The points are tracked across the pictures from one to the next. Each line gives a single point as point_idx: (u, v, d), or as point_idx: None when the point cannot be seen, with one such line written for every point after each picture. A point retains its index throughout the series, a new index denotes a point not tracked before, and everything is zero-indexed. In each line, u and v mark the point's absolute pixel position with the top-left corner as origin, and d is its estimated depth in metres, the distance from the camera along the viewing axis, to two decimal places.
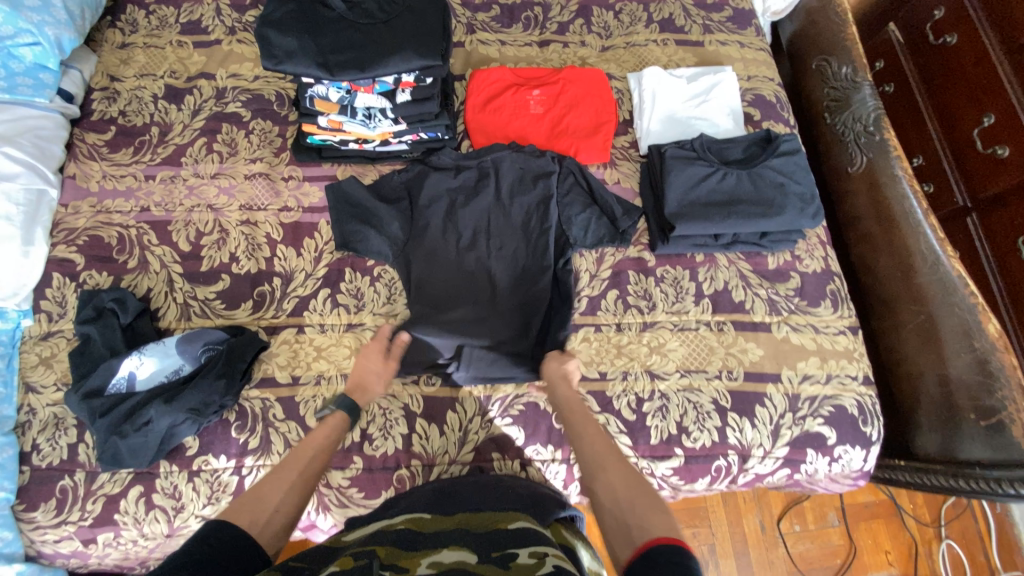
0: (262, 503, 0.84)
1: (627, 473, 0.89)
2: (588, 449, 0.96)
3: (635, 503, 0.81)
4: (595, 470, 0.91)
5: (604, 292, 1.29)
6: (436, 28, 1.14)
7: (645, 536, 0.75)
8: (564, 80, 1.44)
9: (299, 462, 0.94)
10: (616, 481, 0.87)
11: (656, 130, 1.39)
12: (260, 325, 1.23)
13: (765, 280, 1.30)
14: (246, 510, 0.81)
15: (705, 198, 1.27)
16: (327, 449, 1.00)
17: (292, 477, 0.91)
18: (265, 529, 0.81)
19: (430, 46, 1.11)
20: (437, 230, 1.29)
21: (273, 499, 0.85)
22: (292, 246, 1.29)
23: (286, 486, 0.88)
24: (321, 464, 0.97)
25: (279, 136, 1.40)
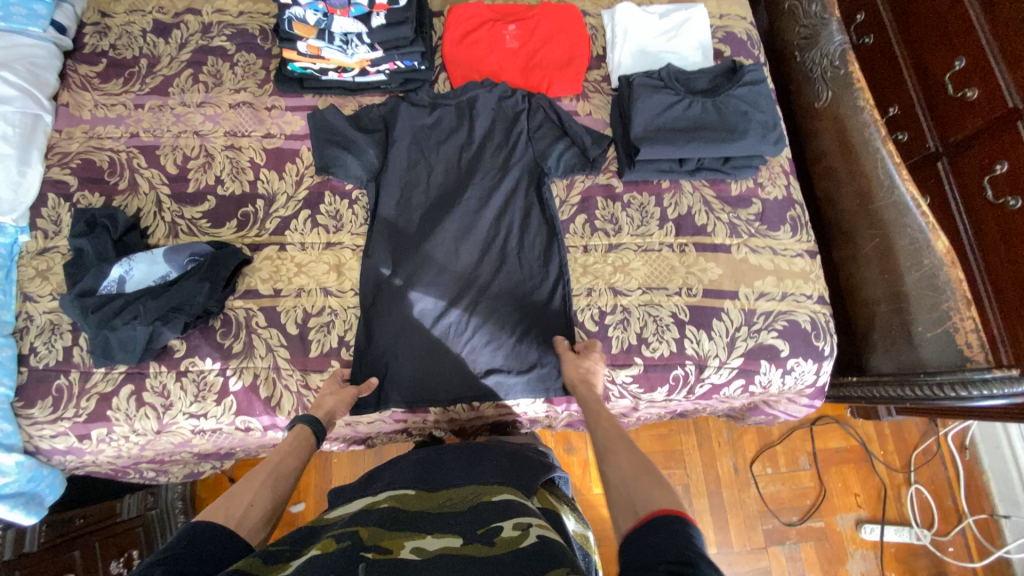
0: (237, 503, 0.84)
1: (637, 454, 0.92)
2: (602, 439, 0.99)
3: (640, 480, 0.85)
4: (604, 454, 0.95)
5: (574, 216, 1.34)
6: None
7: (649, 507, 0.77)
8: (538, 16, 1.48)
9: (269, 466, 0.93)
10: (624, 464, 0.90)
11: (628, 64, 1.44)
12: (244, 243, 1.29)
13: (727, 205, 1.35)
14: (228, 506, 0.83)
15: (670, 124, 1.31)
16: (294, 457, 0.98)
17: (263, 480, 0.90)
18: (240, 524, 0.82)
19: None
20: (413, 161, 1.34)
21: (246, 496, 0.86)
22: (274, 170, 1.35)
23: (257, 487, 0.88)
24: (291, 469, 0.95)
25: (263, 69, 1.45)
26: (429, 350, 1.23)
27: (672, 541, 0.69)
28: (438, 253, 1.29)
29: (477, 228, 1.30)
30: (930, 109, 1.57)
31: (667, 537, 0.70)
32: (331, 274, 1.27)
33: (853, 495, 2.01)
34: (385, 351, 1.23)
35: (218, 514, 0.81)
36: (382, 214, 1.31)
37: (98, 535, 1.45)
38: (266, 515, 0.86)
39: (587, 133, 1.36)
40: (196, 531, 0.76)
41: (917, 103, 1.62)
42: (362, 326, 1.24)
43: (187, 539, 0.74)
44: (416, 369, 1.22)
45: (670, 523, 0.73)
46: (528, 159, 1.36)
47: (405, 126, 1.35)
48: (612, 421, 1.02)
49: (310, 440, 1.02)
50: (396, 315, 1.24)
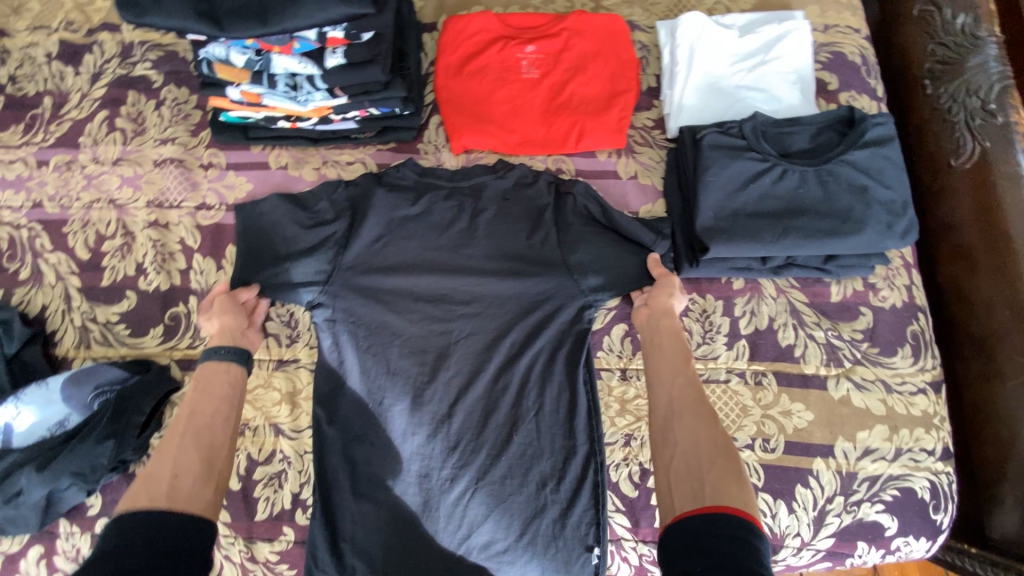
0: (159, 478, 0.75)
1: (710, 421, 0.78)
2: (668, 386, 0.84)
3: (712, 455, 0.73)
4: (671, 410, 0.81)
5: (611, 325, 1.01)
6: None
7: (721, 501, 0.67)
8: (568, 31, 1.07)
9: (194, 419, 0.83)
10: (695, 428, 0.77)
11: (693, 104, 1.02)
12: (174, 358, 1.00)
13: (824, 317, 0.97)
14: (150, 484, 0.74)
15: (752, 207, 0.92)
16: (218, 398, 0.86)
17: (181, 440, 0.80)
18: (174, 494, 0.73)
19: None
20: (390, 260, 1.00)
21: (166, 470, 0.76)
22: (210, 255, 1.02)
23: (184, 447, 0.79)
24: (218, 418, 0.84)
25: (197, 109, 1.09)
26: (414, 550, 0.91)
27: (738, 553, 0.61)
28: (427, 406, 0.95)
29: (478, 369, 0.97)
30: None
31: (735, 549, 0.61)
32: (285, 404, 0.98)
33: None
34: (356, 543, 0.91)
35: (143, 492, 0.73)
36: (353, 349, 0.96)
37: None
38: (202, 473, 0.78)
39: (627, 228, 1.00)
40: (126, 520, 0.68)
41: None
42: (325, 506, 0.92)
43: (120, 529, 0.67)
44: (390, 549, 0.91)
45: (741, 536, 0.63)
46: (556, 273, 0.99)
47: (381, 210, 1.01)
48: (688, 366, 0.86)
49: (227, 371, 0.89)
50: (372, 493, 0.93)
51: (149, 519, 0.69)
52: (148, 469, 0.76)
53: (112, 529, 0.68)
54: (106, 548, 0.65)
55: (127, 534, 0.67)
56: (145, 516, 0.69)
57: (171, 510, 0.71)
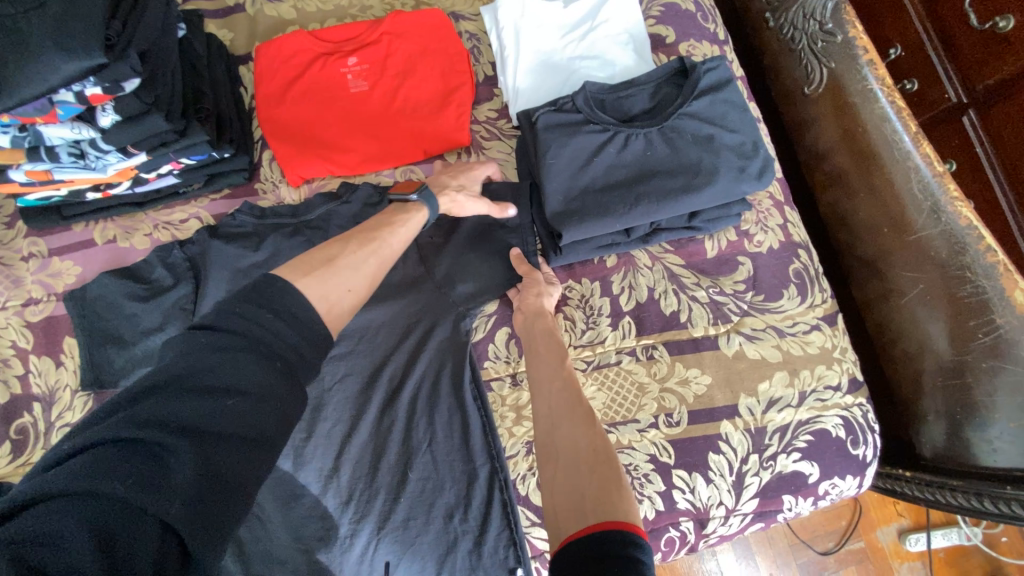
0: (325, 273, 0.66)
1: (592, 426, 0.70)
2: (547, 398, 0.77)
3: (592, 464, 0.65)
4: (552, 422, 0.73)
5: (494, 331, 0.94)
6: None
7: (603, 511, 0.57)
8: (388, 36, 1.01)
9: (361, 243, 0.74)
10: (576, 437, 0.69)
11: (528, 86, 0.97)
12: (28, 474, 0.90)
13: (703, 275, 0.94)
14: (321, 277, 0.65)
15: (601, 180, 0.88)
16: (399, 242, 0.78)
17: (356, 258, 0.72)
18: (332, 305, 0.63)
19: (84, 30, 0.66)
20: None
21: (343, 281, 0.67)
22: (49, 354, 0.93)
23: (360, 272, 0.71)
24: (387, 258, 0.76)
25: (9, 199, 0.99)
26: None
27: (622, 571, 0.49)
28: (313, 461, 0.89)
29: (361, 410, 0.91)
30: (945, 48, 1.11)
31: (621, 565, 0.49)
32: None
33: (892, 500, 1.35)
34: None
35: (312, 284, 0.63)
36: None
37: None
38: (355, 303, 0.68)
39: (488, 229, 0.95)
40: (247, 318, 0.56)
41: (924, 37, 1.14)
42: None
43: (230, 340, 0.54)
44: None
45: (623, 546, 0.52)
46: (425, 290, 0.95)
47: (222, 265, 0.93)
48: (567, 372, 0.80)
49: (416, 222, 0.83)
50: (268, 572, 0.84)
51: (279, 336, 0.56)
52: (312, 272, 0.65)
53: (236, 339, 0.54)
54: (179, 372, 0.51)
55: (248, 344, 0.54)
56: (282, 333, 0.57)
57: (315, 321, 0.60)
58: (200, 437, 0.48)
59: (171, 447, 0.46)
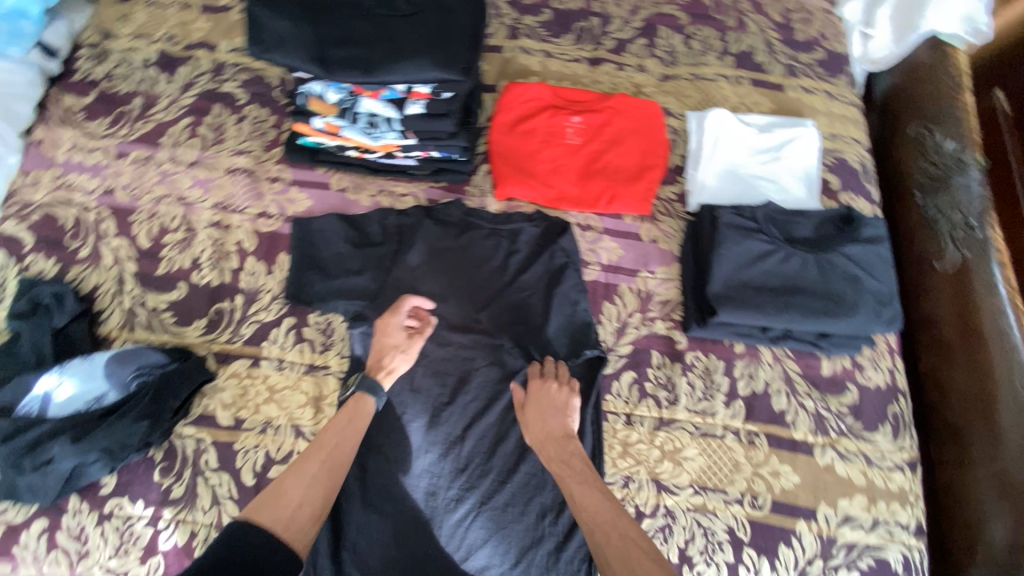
0: (285, 503, 0.81)
1: (631, 558, 0.78)
2: (587, 529, 0.84)
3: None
4: (603, 559, 0.80)
5: (620, 371, 1.07)
6: (463, 34, 0.92)
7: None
8: (611, 110, 1.23)
9: (319, 453, 0.89)
10: (625, 574, 0.77)
11: (712, 186, 1.17)
12: (211, 350, 1.05)
13: (815, 388, 1.07)
14: (275, 507, 0.80)
15: (759, 281, 1.04)
16: (351, 440, 0.92)
17: (318, 471, 0.86)
18: (288, 527, 0.78)
19: (453, 57, 0.89)
20: (429, 286, 1.10)
21: (296, 494, 0.82)
22: (264, 260, 1.11)
23: (317, 480, 0.86)
24: (347, 455, 0.91)
25: (274, 128, 1.21)
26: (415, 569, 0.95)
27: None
28: (442, 425, 1.02)
29: (495, 397, 1.04)
30: None
31: None
32: (308, 408, 1.03)
33: None
34: (354, 552, 0.95)
35: (265, 513, 0.78)
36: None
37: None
38: (318, 514, 0.83)
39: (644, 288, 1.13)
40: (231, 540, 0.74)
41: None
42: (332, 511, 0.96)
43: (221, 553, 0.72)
44: (390, 563, 0.95)
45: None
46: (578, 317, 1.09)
47: (425, 239, 1.13)
48: (592, 491, 0.88)
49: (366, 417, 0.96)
50: (381, 506, 0.97)
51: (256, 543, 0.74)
52: (261, 507, 0.79)
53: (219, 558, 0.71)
54: None
55: (244, 552, 0.73)
56: (258, 543, 0.74)
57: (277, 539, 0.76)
58: None
59: None
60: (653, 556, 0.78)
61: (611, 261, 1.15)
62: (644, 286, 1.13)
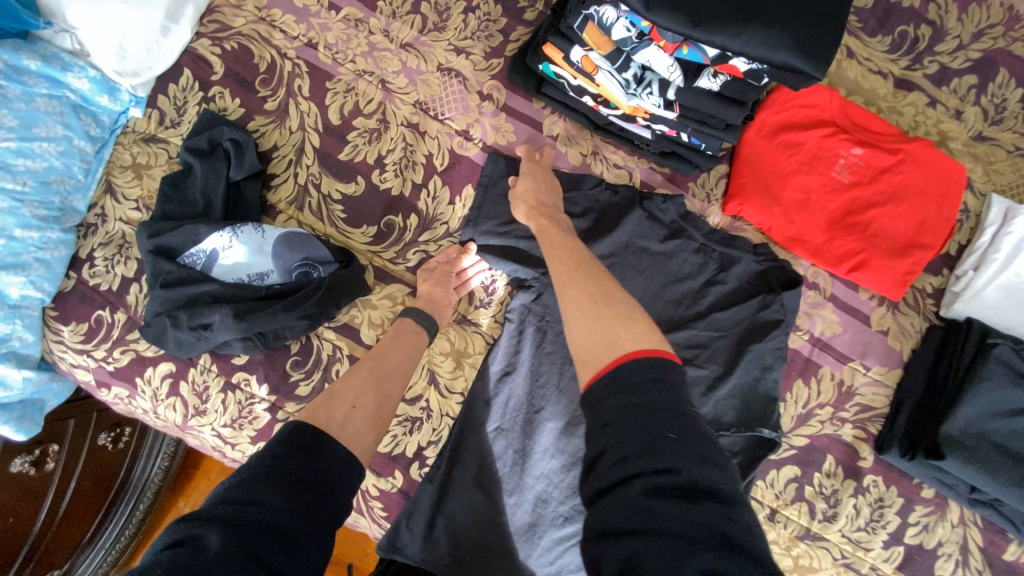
0: (336, 406, 0.72)
1: (587, 281, 0.74)
2: (557, 265, 0.79)
3: (605, 307, 0.68)
4: (563, 281, 0.75)
5: (785, 461, 0.93)
6: (824, 19, 0.71)
7: (618, 352, 0.61)
8: (904, 156, 0.96)
9: (366, 367, 0.81)
10: (581, 293, 0.72)
11: (991, 299, 0.92)
12: (371, 263, 0.96)
13: (992, 570, 0.92)
14: (328, 408, 0.71)
15: (1002, 438, 0.85)
16: (404, 358, 0.85)
17: (367, 380, 0.79)
18: (343, 428, 0.69)
19: (803, 42, 0.69)
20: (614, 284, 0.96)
21: (346, 401, 0.74)
22: (449, 187, 0.98)
23: (369, 394, 0.77)
24: (398, 365, 0.84)
25: (503, 34, 1.02)
26: (500, 561, 0.91)
27: (660, 399, 0.56)
28: (576, 438, 0.93)
29: None
30: None
31: (657, 399, 0.56)
32: (449, 359, 0.97)
33: None
34: (450, 521, 0.92)
35: (315, 415, 0.69)
36: (533, 344, 0.96)
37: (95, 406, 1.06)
38: (372, 421, 0.74)
39: (846, 381, 0.95)
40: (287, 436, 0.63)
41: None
42: (442, 474, 0.93)
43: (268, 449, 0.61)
44: (481, 545, 0.92)
45: (652, 377, 0.58)
46: (764, 385, 0.93)
47: (627, 231, 0.97)
48: (568, 237, 0.83)
49: (417, 337, 0.89)
50: (489, 488, 0.93)
51: (307, 439, 0.64)
52: (312, 412, 0.70)
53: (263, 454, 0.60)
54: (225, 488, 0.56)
55: (292, 448, 0.62)
56: (311, 438, 0.64)
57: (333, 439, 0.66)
58: (234, 531, 0.52)
59: (209, 558, 0.49)
60: (613, 288, 0.73)
61: (822, 336, 0.96)
62: (849, 378, 0.95)
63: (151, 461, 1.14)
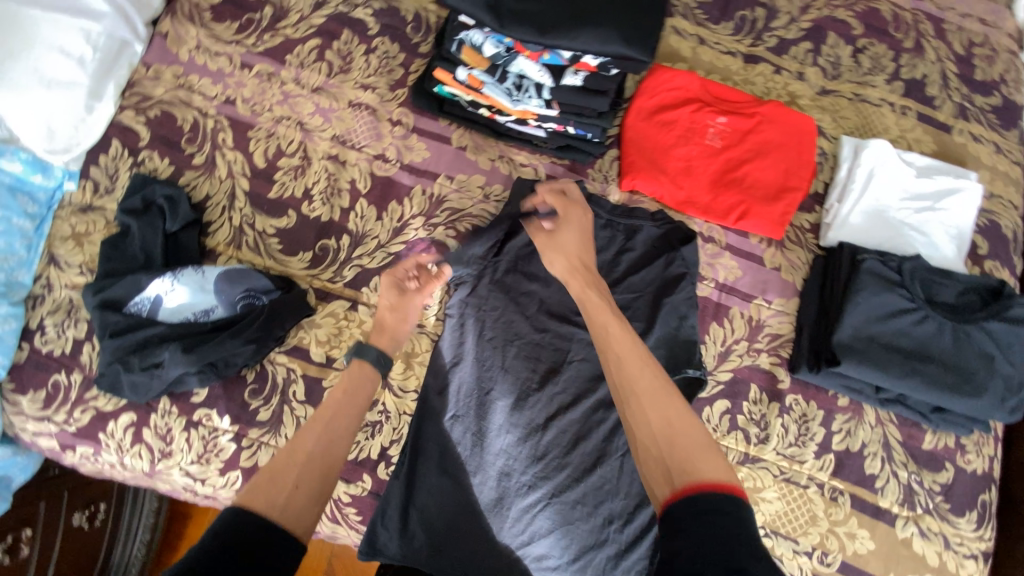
0: (281, 484, 0.69)
1: (661, 394, 0.72)
2: (618, 363, 0.77)
3: (680, 434, 0.67)
4: (628, 392, 0.73)
5: (715, 397, 1.03)
6: (641, 12, 0.94)
7: (695, 478, 0.62)
8: (761, 117, 1.12)
9: (317, 425, 0.78)
10: (650, 410, 0.70)
11: (855, 224, 1.07)
12: (312, 285, 1.04)
13: (911, 459, 1.02)
14: (272, 488, 0.68)
15: (888, 338, 0.98)
16: (353, 407, 0.82)
17: (317, 445, 0.76)
18: (286, 510, 0.66)
19: (627, 31, 0.92)
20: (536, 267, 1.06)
21: (291, 475, 0.71)
22: (375, 205, 1.08)
23: (317, 460, 0.74)
24: (350, 425, 0.80)
25: (402, 67, 1.14)
26: (475, 540, 0.97)
27: (735, 527, 0.56)
28: (526, 410, 1.01)
29: (583, 397, 1.02)
30: None
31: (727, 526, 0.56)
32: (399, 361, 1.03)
33: None
34: (422, 513, 0.97)
35: (258, 496, 0.66)
36: (474, 334, 1.04)
37: (66, 485, 1.07)
38: (317, 494, 0.71)
39: (755, 317, 1.07)
40: (225, 524, 0.62)
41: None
42: (407, 469, 0.98)
43: (214, 536, 0.60)
44: (455, 530, 0.97)
45: (725, 510, 0.58)
46: (683, 332, 1.04)
47: None
48: (629, 336, 0.80)
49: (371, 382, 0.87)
50: (454, 475, 0.99)
51: (248, 530, 0.62)
52: (253, 489, 0.67)
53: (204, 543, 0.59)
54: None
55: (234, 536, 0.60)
56: (251, 527, 0.62)
57: (272, 523, 0.64)
58: None
59: None
60: (685, 408, 0.71)
61: (726, 281, 1.09)
62: (756, 314, 1.07)
63: (132, 540, 1.18)
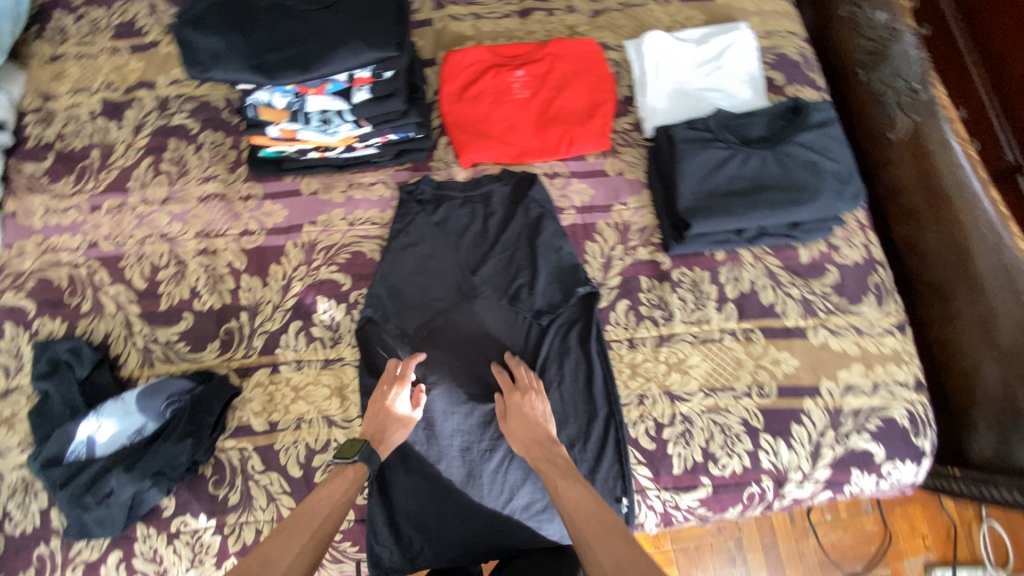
0: (270, 568, 0.79)
1: (607, 525, 0.83)
2: (571, 509, 0.87)
3: (625, 558, 0.76)
4: (579, 537, 0.83)
5: (616, 301, 1.12)
6: (387, 12, 1.01)
7: None
8: (551, 56, 1.24)
9: (308, 519, 0.87)
10: (600, 544, 0.80)
11: (663, 107, 1.20)
12: (230, 368, 1.11)
13: (797, 276, 1.13)
14: (260, 571, 0.78)
15: (725, 187, 1.09)
16: (343, 506, 0.91)
17: (307, 540, 0.85)
18: None
19: (383, 35, 0.98)
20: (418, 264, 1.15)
21: (282, 561, 0.81)
22: (257, 274, 1.16)
23: (299, 552, 0.83)
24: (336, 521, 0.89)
25: (233, 148, 1.24)
26: (464, 517, 1.03)
27: None
28: (461, 388, 1.09)
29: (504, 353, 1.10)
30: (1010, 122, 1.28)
31: None
32: (333, 398, 1.08)
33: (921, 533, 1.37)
34: (408, 516, 1.03)
35: (246, 572, 0.77)
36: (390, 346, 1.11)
37: None
38: None
39: (620, 220, 1.18)
40: None
41: (987, 105, 1.32)
42: (380, 485, 1.04)
43: None
44: (442, 518, 1.03)
45: None
46: (565, 260, 1.13)
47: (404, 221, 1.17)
48: (576, 484, 0.91)
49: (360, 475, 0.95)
50: (423, 472, 1.05)
51: None
52: (245, 567, 0.78)
53: None
54: None
55: None
56: None
57: None
58: None
59: None
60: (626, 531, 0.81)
61: (584, 202, 1.19)
62: (620, 218, 1.18)
63: None
